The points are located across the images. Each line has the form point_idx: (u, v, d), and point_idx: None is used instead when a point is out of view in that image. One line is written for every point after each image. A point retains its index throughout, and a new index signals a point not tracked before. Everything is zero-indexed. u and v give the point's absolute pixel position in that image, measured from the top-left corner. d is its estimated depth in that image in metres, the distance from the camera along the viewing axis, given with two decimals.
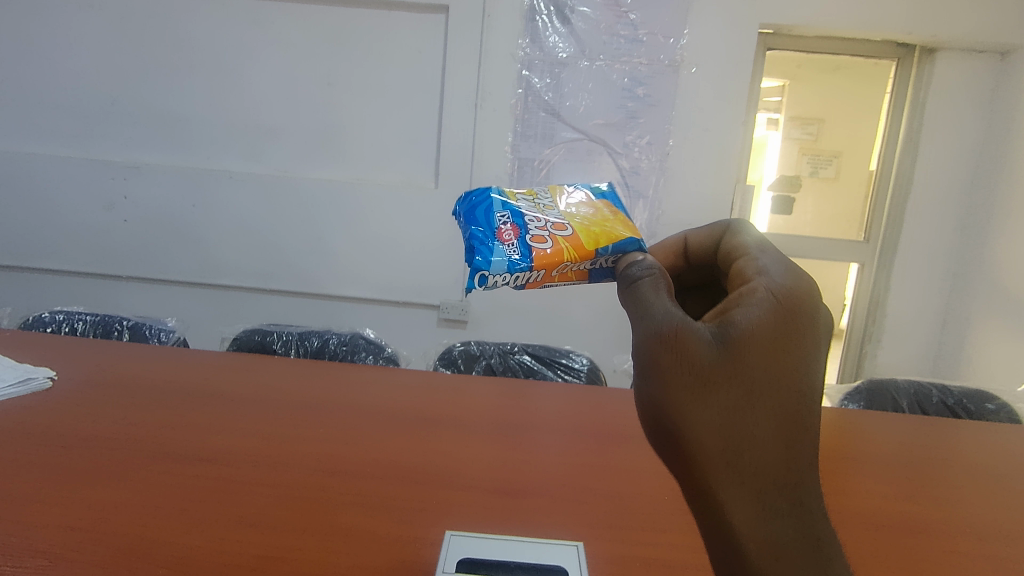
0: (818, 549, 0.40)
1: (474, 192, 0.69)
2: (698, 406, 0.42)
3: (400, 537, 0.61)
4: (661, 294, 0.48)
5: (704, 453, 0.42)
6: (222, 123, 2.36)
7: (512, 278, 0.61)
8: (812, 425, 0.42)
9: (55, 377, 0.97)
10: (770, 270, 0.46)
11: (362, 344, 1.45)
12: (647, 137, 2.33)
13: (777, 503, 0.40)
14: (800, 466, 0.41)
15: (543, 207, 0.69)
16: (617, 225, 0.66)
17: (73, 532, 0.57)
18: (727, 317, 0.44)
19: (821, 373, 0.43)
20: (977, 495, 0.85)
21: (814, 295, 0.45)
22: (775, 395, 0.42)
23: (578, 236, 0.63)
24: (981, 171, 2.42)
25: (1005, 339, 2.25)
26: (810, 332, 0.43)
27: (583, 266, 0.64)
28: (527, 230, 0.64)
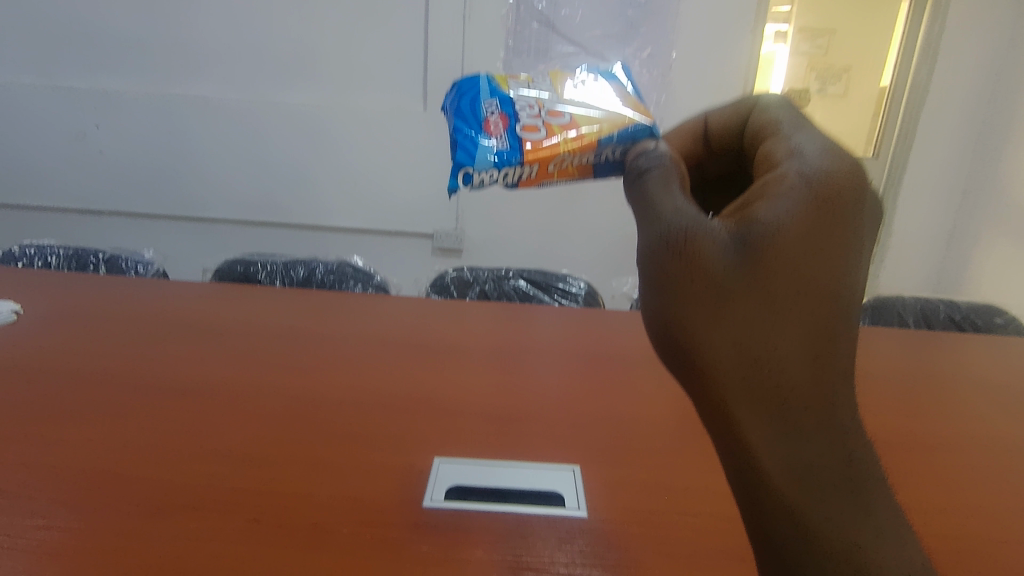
0: (846, 469, 0.36)
1: (462, 75, 0.62)
2: (713, 317, 0.37)
3: (387, 465, 0.58)
4: (671, 192, 0.42)
5: (720, 369, 0.37)
6: (190, 42, 2.18)
7: (500, 174, 0.57)
8: (846, 334, 0.36)
9: (22, 311, 0.92)
10: (804, 154, 0.40)
11: (350, 273, 1.40)
12: (648, 49, 2.17)
13: (804, 423, 0.36)
14: (831, 381, 0.36)
15: (541, 90, 0.62)
16: (625, 107, 0.59)
17: (36, 470, 0.54)
18: (750, 213, 0.38)
19: (859, 274, 0.37)
20: (987, 409, 0.82)
21: (855, 182, 0.38)
22: (804, 302, 0.36)
23: (576, 124, 0.57)
24: (1002, 78, 2.28)
25: (1006, 255, 2.20)
26: (848, 225, 0.37)
27: (585, 158, 0.58)
28: (518, 119, 0.58)
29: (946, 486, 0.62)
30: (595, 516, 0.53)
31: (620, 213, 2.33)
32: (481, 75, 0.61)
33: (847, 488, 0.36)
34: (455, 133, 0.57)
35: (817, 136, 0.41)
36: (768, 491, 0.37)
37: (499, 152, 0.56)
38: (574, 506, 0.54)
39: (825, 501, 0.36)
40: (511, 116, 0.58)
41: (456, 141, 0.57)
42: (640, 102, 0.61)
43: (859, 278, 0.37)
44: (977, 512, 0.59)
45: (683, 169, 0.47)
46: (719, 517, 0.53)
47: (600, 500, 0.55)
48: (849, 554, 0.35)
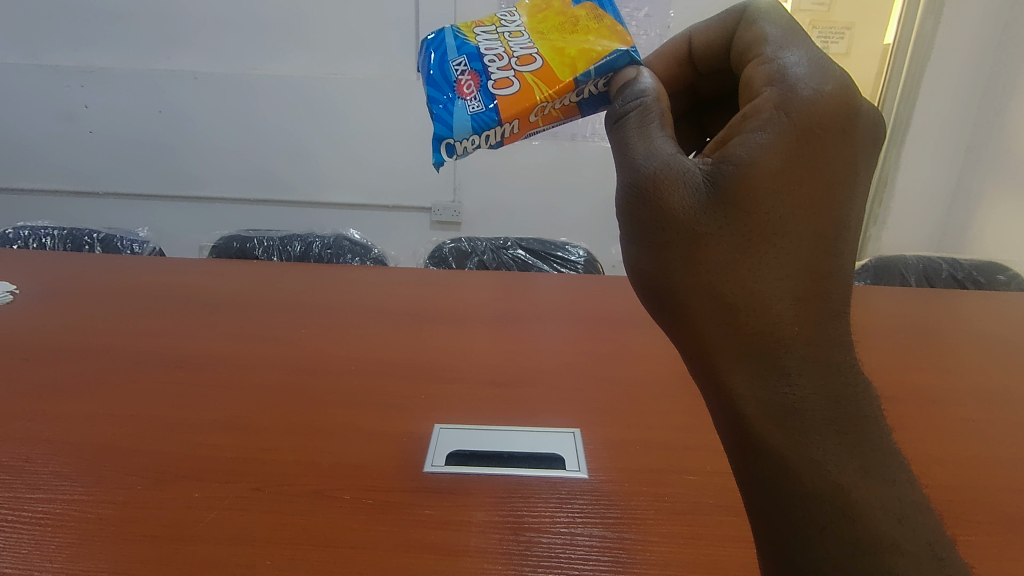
0: (833, 407, 0.36)
1: (428, 37, 0.59)
2: (691, 259, 0.37)
3: (386, 432, 0.58)
4: (648, 132, 0.42)
5: (699, 312, 0.38)
6: (174, 14, 2.12)
7: (481, 138, 0.55)
8: (830, 271, 0.36)
9: (17, 292, 0.91)
10: (787, 79, 0.38)
11: (347, 246, 1.39)
12: (645, 8, 2.10)
13: (785, 362, 0.36)
14: (815, 319, 0.36)
15: (510, 35, 0.58)
16: (600, 36, 0.55)
17: (36, 446, 0.54)
18: (725, 151, 0.38)
19: (842, 208, 0.37)
20: (989, 363, 0.82)
21: (837, 111, 0.37)
22: (781, 240, 0.36)
23: (549, 67, 0.54)
24: (1010, 28, 2.21)
25: (1008, 210, 2.16)
26: (826, 156, 0.37)
27: (566, 100, 0.55)
28: (487, 74, 0.55)
29: (945, 439, 0.62)
30: (595, 477, 0.53)
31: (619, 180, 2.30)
32: (446, 34, 0.58)
33: (834, 427, 0.36)
34: (429, 104, 0.55)
35: (802, 55, 0.39)
36: (752, 432, 0.37)
37: (474, 113, 0.54)
38: (574, 468, 0.54)
39: (812, 440, 0.36)
40: (481, 73, 0.55)
41: (431, 113, 0.55)
42: (618, 23, 0.56)
43: (842, 212, 0.37)
44: (975, 462, 0.59)
45: (668, 102, 0.45)
46: (719, 475, 0.54)
47: (601, 460, 0.55)
48: (839, 493, 0.35)
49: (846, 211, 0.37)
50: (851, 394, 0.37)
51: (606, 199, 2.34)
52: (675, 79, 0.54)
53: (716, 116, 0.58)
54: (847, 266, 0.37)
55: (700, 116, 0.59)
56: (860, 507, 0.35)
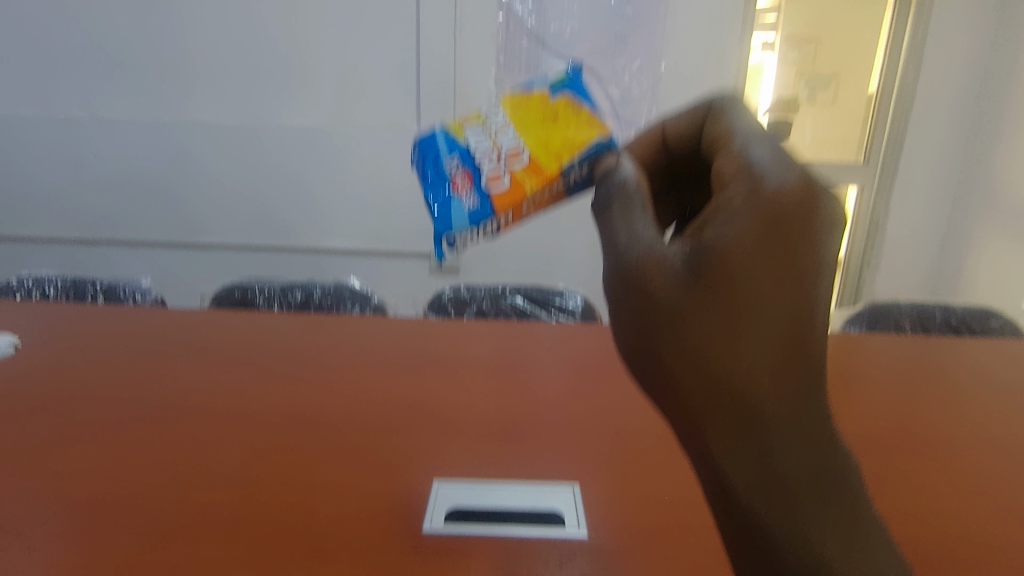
0: (818, 484, 0.36)
1: (422, 138, 0.65)
2: (674, 340, 0.37)
3: (386, 488, 0.58)
4: (629, 217, 0.43)
5: (685, 393, 0.37)
6: (187, 69, 2.21)
7: (479, 230, 0.59)
8: (811, 349, 0.36)
9: (19, 344, 0.92)
10: (756, 170, 0.40)
11: (347, 294, 1.41)
12: (637, 62, 2.19)
13: (770, 442, 0.36)
14: (797, 398, 0.36)
15: (496, 129, 0.63)
16: (580, 127, 0.59)
17: (35, 505, 0.54)
18: (704, 233, 0.38)
19: (819, 287, 0.37)
20: (986, 411, 0.82)
21: (808, 197, 0.38)
22: (764, 322, 0.36)
23: (536, 162, 0.59)
24: (989, 79, 2.31)
25: (1005, 253, 2.20)
26: (803, 238, 0.37)
27: (555, 188, 0.59)
28: (479, 172, 0.60)
29: (943, 490, 0.62)
30: (594, 535, 0.53)
31: None
32: (438, 135, 0.64)
33: (817, 500, 0.36)
34: (428, 206, 0.61)
35: (767, 151, 0.42)
36: (742, 514, 0.37)
37: (470, 210, 0.59)
38: (574, 525, 0.54)
39: (795, 513, 0.36)
40: (473, 171, 0.60)
41: (431, 213, 0.60)
42: (595, 110, 0.61)
43: (820, 292, 0.37)
44: (976, 517, 0.59)
45: (648, 187, 0.48)
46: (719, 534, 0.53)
47: (600, 517, 0.55)
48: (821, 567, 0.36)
49: (825, 290, 0.37)
50: (834, 470, 0.37)
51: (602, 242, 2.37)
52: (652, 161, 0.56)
53: None
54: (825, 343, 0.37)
55: None
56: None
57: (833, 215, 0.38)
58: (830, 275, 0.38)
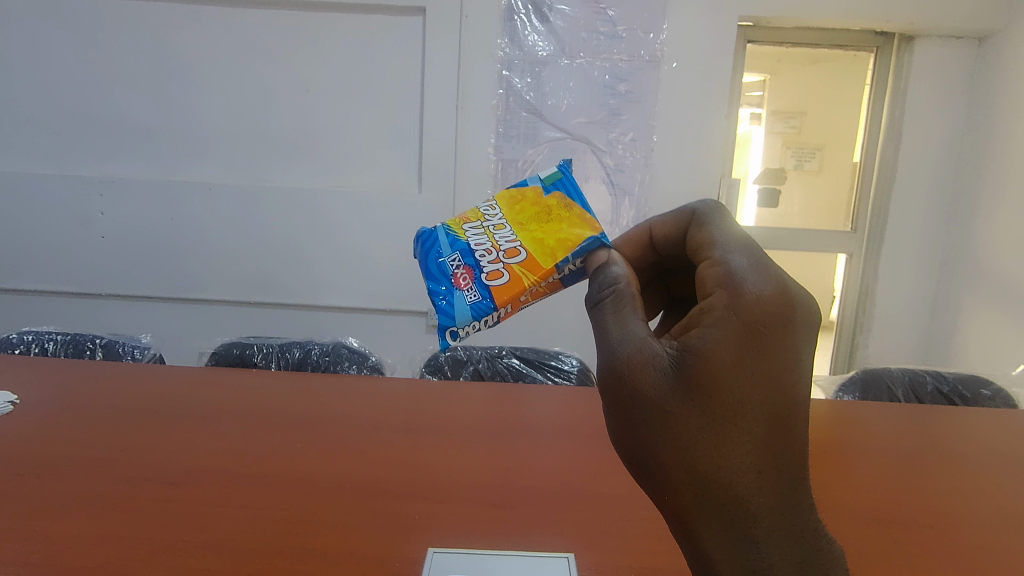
0: (798, 569, 0.41)
1: (423, 235, 0.70)
2: (663, 436, 0.44)
3: (379, 555, 0.58)
4: (621, 317, 0.49)
5: (674, 483, 0.43)
6: (199, 133, 2.31)
7: (480, 322, 0.63)
8: (786, 446, 0.42)
9: (17, 401, 0.92)
10: (735, 279, 0.45)
11: (345, 354, 1.42)
12: (630, 134, 2.31)
13: (751, 531, 0.41)
14: (776, 490, 0.41)
15: (494, 229, 0.69)
16: (572, 225, 0.66)
17: (23, 568, 0.54)
18: (686, 340, 0.44)
19: (794, 390, 0.43)
20: (980, 482, 0.82)
21: (780, 307, 0.43)
22: (741, 422, 0.42)
23: (533, 258, 0.64)
24: (964, 155, 2.42)
25: (997, 321, 2.24)
26: (775, 346, 0.42)
27: (551, 280, 0.65)
28: (480, 268, 0.65)
29: (941, 564, 0.62)
30: None
31: None
32: (439, 233, 0.69)
33: None
34: (431, 297, 0.64)
35: (745, 259, 0.46)
36: None
37: (472, 303, 0.63)
38: None
39: None
40: (474, 267, 0.65)
41: (436, 305, 0.63)
42: (585, 211, 0.68)
43: (793, 394, 0.42)
44: None
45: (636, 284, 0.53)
46: None
47: None
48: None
49: (795, 391, 0.43)
50: (813, 555, 0.41)
51: None
52: (640, 258, 0.64)
53: (678, 280, 0.66)
54: (802, 438, 0.43)
55: (665, 280, 0.67)
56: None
57: (803, 321, 0.44)
58: (801, 377, 0.43)
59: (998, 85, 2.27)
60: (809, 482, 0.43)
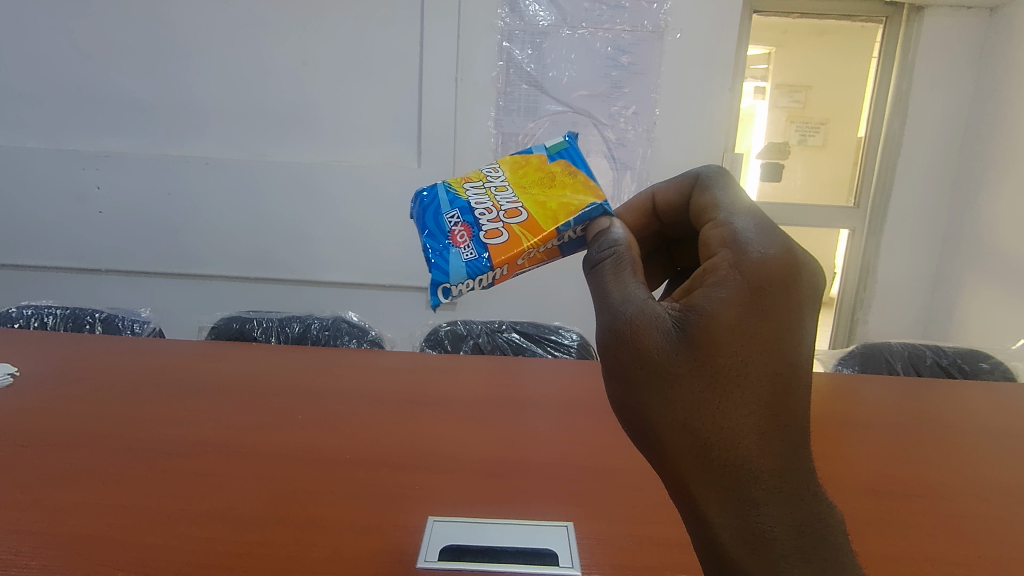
0: (795, 532, 0.41)
1: (426, 193, 0.70)
2: (664, 398, 0.43)
3: (381, 525, 0.58)
4: (623, 280, 0.49)
5: (676, 446, 0.43)
6: (194, 106, 2.27)
7: (475, 281, 0.63)
8: (787, 409, 0.42)
9: (17, 373, 0.92)
10: (739, 243, 0.45)
11: (345, 328, 1.42)
12: (632, 107, 2.27)
13: (750, 494, 0.41)
14: (776, 454, 0.41)
15: (496, 190, 0.69)
16: (576, 191, 0.65)
17: (27, 536, 0.54)
18: (690, 301, 0.44)
19: (797, 353, 0.42)
20: (977, 454, 0.83)
21: (785, 267, 0.43)
22: (744, 384, 0.41)
23: (533, 219, 0.63)
24: (971, 129, 2.39)
25: (995, 298, 2.24)
26: (780, 307, 0.42)
27: (550, 244, 0.64)
28: (479, 226, 0.65)
29: (935, 534, 0.62)
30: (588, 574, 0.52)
31: None
32: (441, 191, 0.70)
33: (799, 551, 0.41)
34: (427, 252, 0.65)
35: (749, 221, 0.46)
36: (726, 557, 0.42)
37: (468, 261, 0.63)
38: (568, 564, 0.53)
39: (779, 566, 0.40)
40: (473, 225, 0.65)
41: (429, 260, 0.64)
42: (590, 179, 0.67)
43: (797, 357, 0.42)
44: (971, 562, 0.58)
45: (638, 250, 0.53)
46: None
47: (594, 556, 0.55)
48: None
49: (798, 353, 0.42)
50: (810, 519, 0.41)
51: None
52: (643, 227, 0.63)
53: (682, 250, 0.66)
54: (804, 403, 0.42)
55: (669, 250, 0.67)
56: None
57: (808, 283, 0.44)
58: (805, 339, 0.43)
59: (1007, 58, 2.23)
60: (808, 448, 0.43)
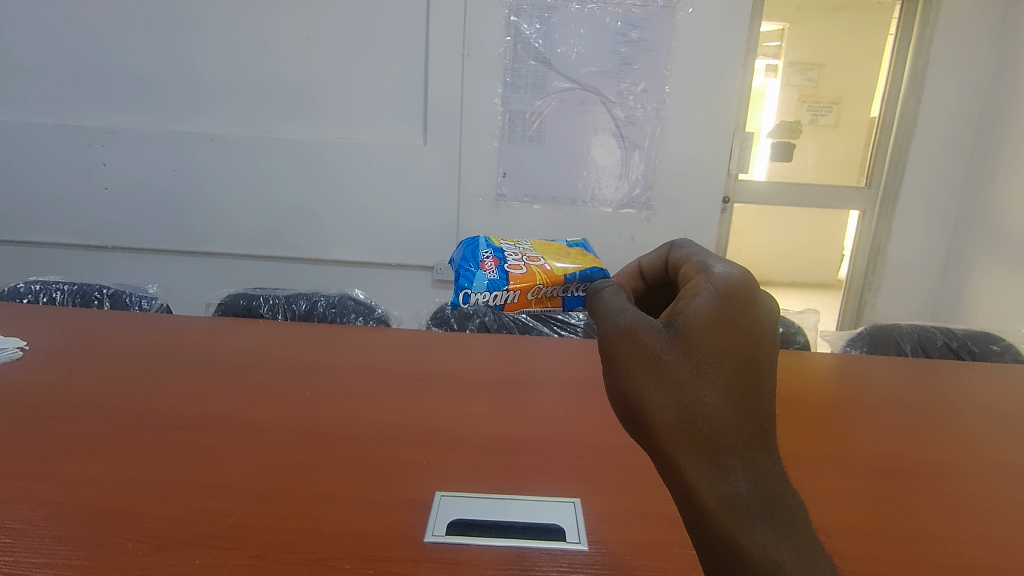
0: (772, 502, 0.40)
1: (473, 240, 0.88)
2: (654, 380, 0.43)
3: (389, 500, 0.58)
4: (621, 299, 0.50)
5: (663, 425, 0.42)
6: (200, 82, 2.24)
7: (491, 296, 0.79)
8: (761, 393, 0.42)
9: (27, 347, 0.93)
10: (711, 267, 0.44)
11: (351, 306, 1.42)
12: (642, 84, 2.23)
13: (729, 461, 0.40)
14: (751, 429, 0.41)
15: (525, 249, 0.86)
16: (584, 261, 0.81)
17: (43, 505, 0.55)
18: (675, 310, 0.43)
19: (771, 345, 0.42)
20: (986, 435, 0.82)
21: (757, 282, 0.43)
22: (726, 371, 0.41)
23: (549, 266, 0.79)
24: (988, 109, 2.34)
25: (1007, 280, 2.22)
26: (755, 311, 0.42)
27: (557, 292, 0.78)
28: (505, 261, 0.82)
29: (937, 513, 0.62)
30: (596, 549, 0.53)
31: (618, 244, 2.39)
32: (483, 238, 0.88)
33: (777, 519, 0.39)
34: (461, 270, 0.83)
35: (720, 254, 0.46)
36: (713, 528, 0.40)
37: (490, 279, 0.80)
38: (575, 539, 0.54)
39: (757, 530, 0.39)
40: (501, 259, 0.82)
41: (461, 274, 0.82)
42: (595, 258, 0.84)
43: (769, 350, 0.42)
44: (974, 539, 0.58)
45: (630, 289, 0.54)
46: None
47: (602, 531, 0.55)
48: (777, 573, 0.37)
49: (773, 348, 0.42)
50: (782, 491, 0.41)
51: (605, 261, 2.41)
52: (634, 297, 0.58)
53: None
54: (775, 389, 0.42)
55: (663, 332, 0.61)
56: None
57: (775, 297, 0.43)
58: (777, 338, 0.42)
59: None
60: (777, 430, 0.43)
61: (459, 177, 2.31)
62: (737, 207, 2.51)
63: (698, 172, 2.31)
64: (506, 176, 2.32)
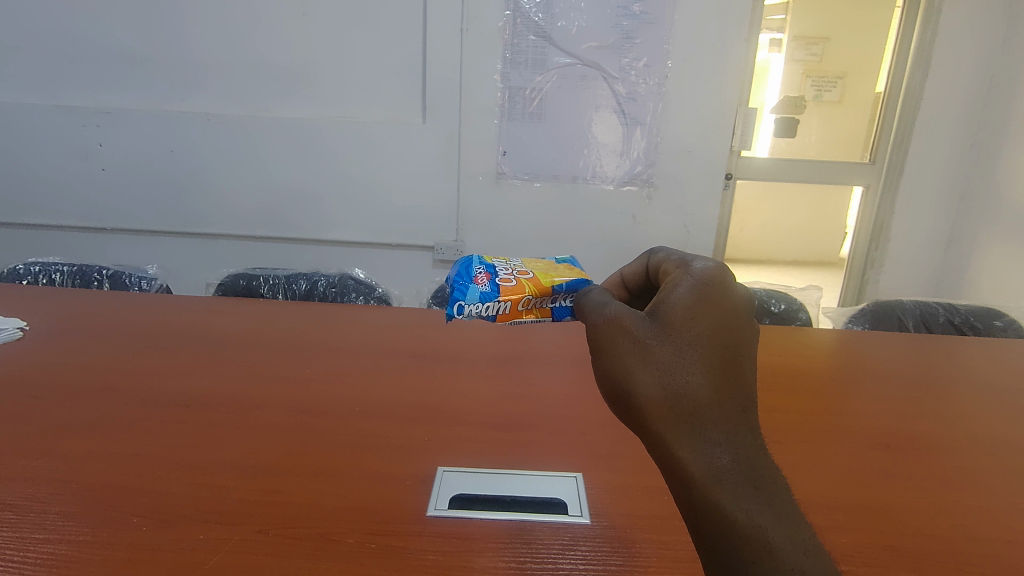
0: (756, 474, 0.39)
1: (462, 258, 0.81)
2: (640, 362, 0.43)
3: (391, 475, 0.58)
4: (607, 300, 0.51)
5: (649, 403, 0.42)
6: (195, 59, 2.21)
7: (485, 307, 0.72)
8: (742, 373, 0.41)
9: (27, 328, 0.92)
10: (690, 264, 0.46)
11: (352, 285, 1.42)
12: (644, 58, 2.19)
13: (713, 435, 0.40)
14: (734, 406, 0.40)
15: (515, 263, 0.81)
16: (571, 272, 0.78)
17: (45, 483, 0.55)
18: (659, 299, 0.44)
19: (749, 329, 0.42)
20: (986, 408, 0.83)
21: (732, 273, 0.44)
22: (708, 351, 0.41)
23: (538, 278, 0.76)
24: (996, 82, 2.30)
25: (1010, 256, 2.21)
26: (733, 297, 0.43)
27: (546, 303, 0.75)
28: (497, 274, 0.76)
29: (937, 485, 0.63)
30: (598, 522, 0.53)
31: (620, 222, 2.37)
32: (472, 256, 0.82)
33: (762, 492, 0.38)
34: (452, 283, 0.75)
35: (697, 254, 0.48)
36: (700, 501, 0.39)
37: (482, 290, 0.73)
38: (577, 513, 0.54)
39: (741, 500, 0.38)
40: (493, 273, 0.76)
41: (452, 287, 0.74)
42: (581, 269, 0.81)
43: (748, 333, 0.42)
44: (973, 511, 0.59)
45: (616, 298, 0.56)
46: None
47: (603, 505, 0.55)
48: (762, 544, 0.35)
49: (752, 332, 0.42)
50: (766, 466, 0.40)
51: (606, 239, 2.39)
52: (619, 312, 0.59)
53: None
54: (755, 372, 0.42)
55: None
56: (779, 552, 0.36)
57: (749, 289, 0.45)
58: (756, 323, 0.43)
59: None
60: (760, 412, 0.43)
61: (459, 155, 2.28)
62: (739, 183, 2.47)
63: (701, 148, 2.29)
64: (507, 154, 2.29)
